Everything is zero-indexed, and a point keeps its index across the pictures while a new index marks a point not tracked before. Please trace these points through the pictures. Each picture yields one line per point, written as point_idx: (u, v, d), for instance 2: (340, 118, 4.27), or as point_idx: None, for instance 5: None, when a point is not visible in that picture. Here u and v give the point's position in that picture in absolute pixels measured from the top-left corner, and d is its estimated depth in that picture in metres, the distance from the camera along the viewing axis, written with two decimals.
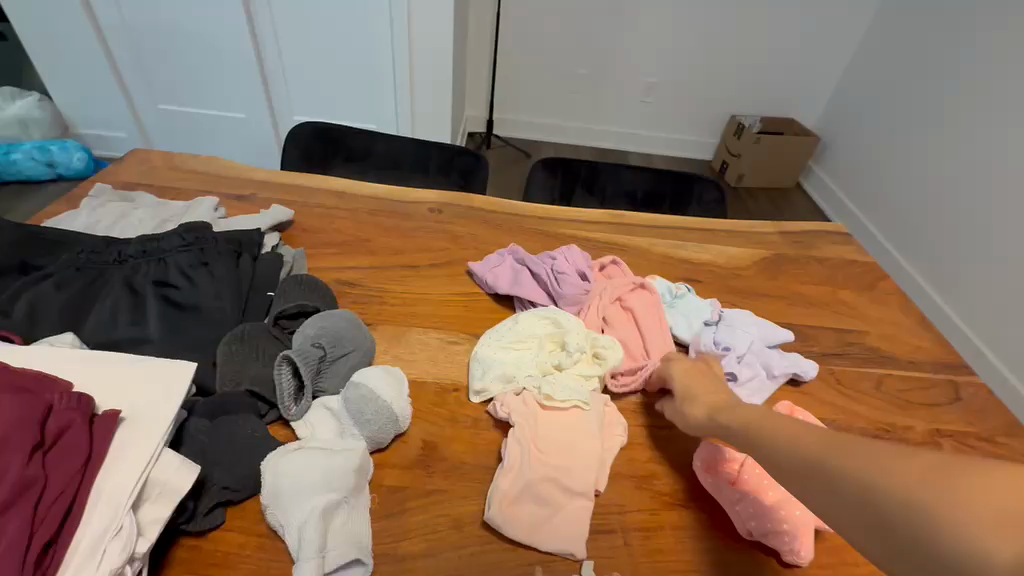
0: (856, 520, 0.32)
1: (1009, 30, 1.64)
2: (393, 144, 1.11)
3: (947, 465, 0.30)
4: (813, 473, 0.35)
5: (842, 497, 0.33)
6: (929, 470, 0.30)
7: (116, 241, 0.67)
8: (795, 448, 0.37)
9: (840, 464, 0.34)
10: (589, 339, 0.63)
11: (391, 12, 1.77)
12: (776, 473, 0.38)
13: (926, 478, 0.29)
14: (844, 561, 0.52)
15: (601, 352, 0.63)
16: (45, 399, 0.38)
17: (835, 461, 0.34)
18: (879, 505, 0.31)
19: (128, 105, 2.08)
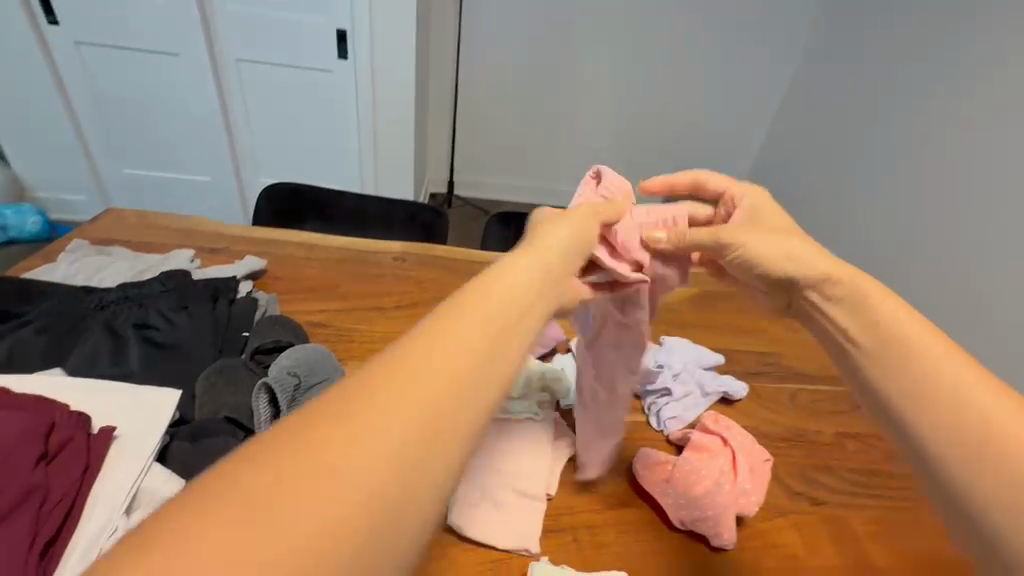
0: (888, 424, 0.42)
1: None
2: (359, 202, 1.21)
3: (990, 421, 0.36)
4: (894, 392, 0.41)
5: (891, 408, 0.41)
6: (971, 419, 0.37)
7: (97, 290, 0.72)
8: (920, 368, 0.41)
9: (899, 385, 0.41)
10: (538, 371, 0.66)
11: (355, 82, 1.93)
12: (887, 362, 0.42)
13: (963, 426, 0.37)
14: (761, 543, 0.59)
15: (548, 383, 0.66)
16: (47, 418, 0.43)
17: (895, 381, 0.41)
18: (911, 428, 0.39)
19: (90, 168, 2.12)
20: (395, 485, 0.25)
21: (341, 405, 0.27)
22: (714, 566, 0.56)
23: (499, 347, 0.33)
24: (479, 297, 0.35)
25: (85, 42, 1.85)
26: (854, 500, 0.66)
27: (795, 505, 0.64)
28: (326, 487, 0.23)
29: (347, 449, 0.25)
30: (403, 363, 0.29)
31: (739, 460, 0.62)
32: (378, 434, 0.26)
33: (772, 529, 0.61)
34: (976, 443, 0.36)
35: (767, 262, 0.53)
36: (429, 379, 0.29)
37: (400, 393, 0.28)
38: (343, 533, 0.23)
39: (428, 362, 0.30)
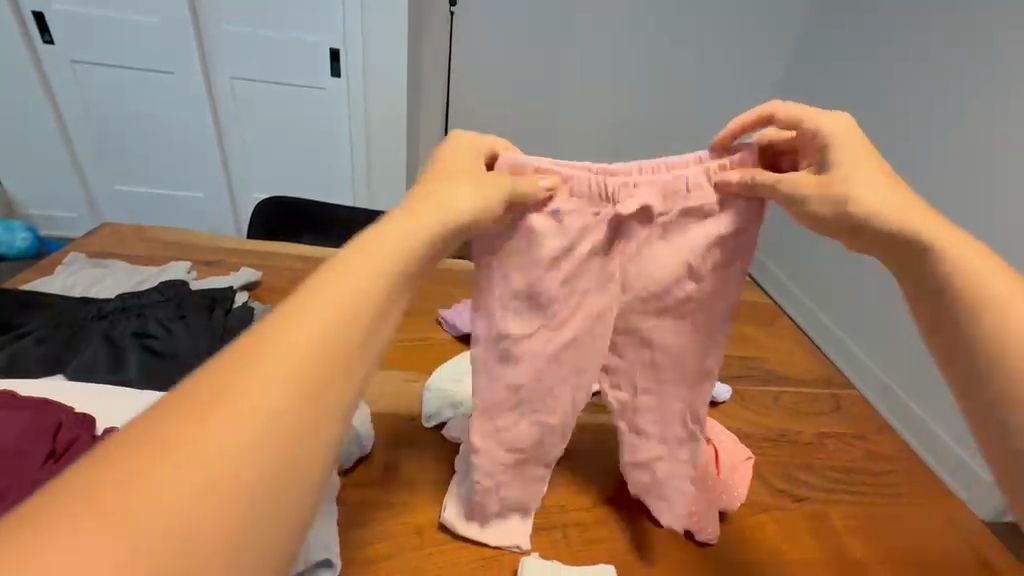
0: (927, 311, 0.41)
1: None
2: (353, 215, 1.23)
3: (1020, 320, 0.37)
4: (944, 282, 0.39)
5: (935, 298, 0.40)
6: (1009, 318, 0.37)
7: (96, 300, 0.73)
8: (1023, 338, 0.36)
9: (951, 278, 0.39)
10: None
11: (348, 99, 1.97)
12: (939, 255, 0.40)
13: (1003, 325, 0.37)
14: (744, 539, 0.61)
15: None
16: (54, 418, 0.46)
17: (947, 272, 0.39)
18: (956, 320, 0.39)
19: (82, 185, 2.12)
20: (259, 467, 0.27)
21: (195, 404, 0.28)
22: (699, 560, 0.58)
23: (360, 324, 0.34)
24: (336, 278, 0.34)
25: (79, 60, 1.88)
26: (835, 496, 0.69)
27: (777, 501, 0.66)
28: (186, 484, 0.25)
29: (202, 446, 0.26)
30: (255, 357, 0.30)
31: (721, 456, 0.65)
32: (233, 428, 0.27)
33: (754, 525, 0.63)
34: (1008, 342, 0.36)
35: (864, 207, 0.41)
36: (282, 367, 0.30)
37: (253, 386, 0.29)
38: (215, 517, 0.25)
39: (282, 351, 0.30)
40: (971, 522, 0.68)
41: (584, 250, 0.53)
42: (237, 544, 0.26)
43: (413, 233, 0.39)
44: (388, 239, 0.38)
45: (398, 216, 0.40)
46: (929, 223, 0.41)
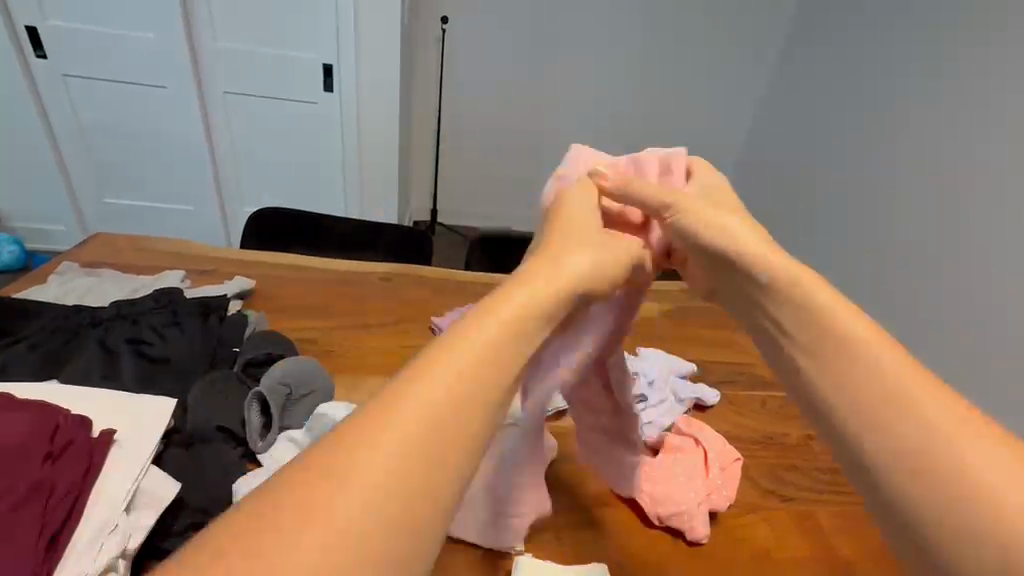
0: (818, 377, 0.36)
1: None
2: (346, 225, 1.24)
3: (905, 380, 0.33)
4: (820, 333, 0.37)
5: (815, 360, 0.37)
6: (892, 374, 0.33)
7: (88, 308, 0.73)
8: (837, 328, 0.36)
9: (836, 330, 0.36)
10: None
11: (341, 114, 1.99)
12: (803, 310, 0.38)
13: (888, 381, 0.33)
14: (735, 538, 0.62)
15: None
16: (53, 419, 0.47)
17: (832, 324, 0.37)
18: (845, 380, 0.34)
19: (71, 198, 2.11)
20: (402, 504, 0.26)
21: (363, 424, 0.28)
22: (691, 560, 0.59)
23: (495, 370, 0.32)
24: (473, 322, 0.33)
25: (71, 74, 1.89)
26: (823, 496, 0.70)
27: (766, 502, 0.68)
28: (340, 510, 0.24)
29: (362, 468, 0.26)
30: (411, 385, 0.29)
31: (711, 458, 0.67)
32: (384, 452, 0.27)
33: (745, 525, 0.64)
34: (900, 399, 0.32)
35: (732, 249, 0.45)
36: (425, 402, 0.29)
37: (404, 414, 0.28)
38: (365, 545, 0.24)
39: (431, 382, 0.29)
40: None
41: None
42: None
43: (547, 289, 0.37)
44: (523, 290, 0.36)
45: (537, 268, 0.39)
46: (788, 265, 0.41)
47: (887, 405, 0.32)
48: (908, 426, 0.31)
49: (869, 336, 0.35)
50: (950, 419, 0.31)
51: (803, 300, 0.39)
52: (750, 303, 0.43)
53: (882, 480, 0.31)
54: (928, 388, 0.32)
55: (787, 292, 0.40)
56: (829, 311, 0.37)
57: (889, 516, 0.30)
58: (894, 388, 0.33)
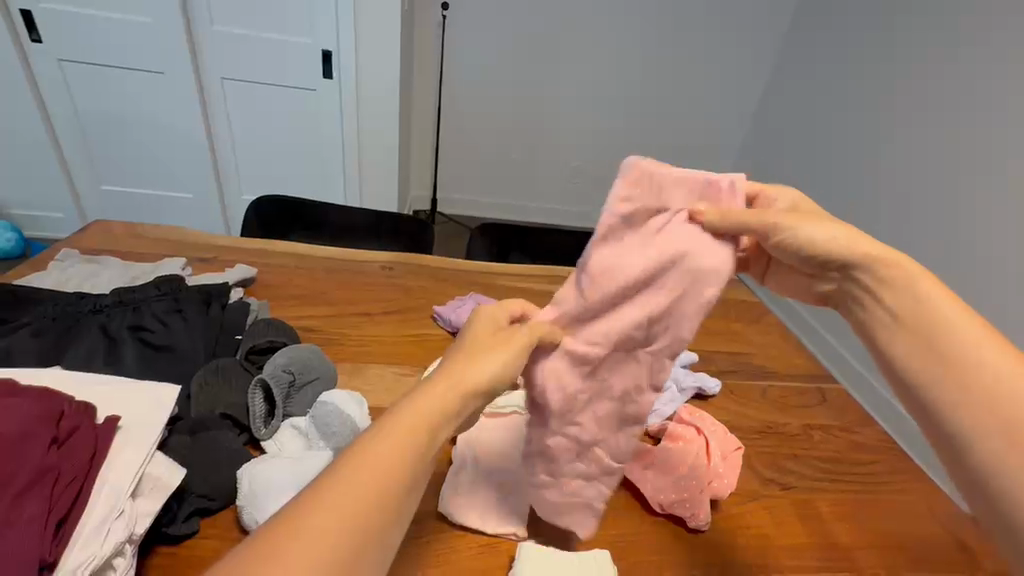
0: (918, 349, 0.41)
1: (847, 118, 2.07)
2: (345, 213, 1.24)
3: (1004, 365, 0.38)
4: (929, 313, 0.42)
5: (923, 335, 0.41)
6: (992, 360, 0.39)
7: (89, 295, 0.73)
8: (944, 314, 0.41)
9: (951, 315, 0.41)
10: None
11: (341, 102, 1.98)
12: (920, 293, 0.43)
13: (985, 363, 0.39)
14: (738, 526, 0.63)
15: None
16: (57, 406, 0.46)
17: (947, 310, 0.42)
18: (948, 355, 0.40)
19: (68, 186, 2.09)
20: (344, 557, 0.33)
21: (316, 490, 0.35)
22: (693, 547, 0.60)
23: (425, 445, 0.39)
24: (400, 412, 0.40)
25: (67, 59, 1.87)
26: (822, 484, 0.70)
27: (766, 490, 0.68)
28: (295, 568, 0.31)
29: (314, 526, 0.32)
30: (346, 468, 0.36)
31: (712, 446, 0.66)
32: (330, 521, 0.33)
33: (747, 513, 0.65)
34: (994, 379, 0.38)
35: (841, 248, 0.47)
36: (361, 481, 0.35)
37: (354, 480, 0.35)
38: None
39: (373, 457, 0.36)
40: (949, 510, 0.70)
41: (616, 275, 0.51)
42: None
43: (458, 381, 0.43)
44: (439, 384, 0.42)
45: (464, 352, 0.46)
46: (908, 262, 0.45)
47: (977, 386, 0.38)
48: (993, 403, 0.37)
49: (976, 327, 0.41)
50: None
51: (914, 290, 0.43)
52: (847, 293, 0.47)
53: (959, 445, 0.37)
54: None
55: (897, 284, 0.44)
56: (936, 300, 0.42)
57: (971, 476, 0.37)
58: (980, 372, 0.38)
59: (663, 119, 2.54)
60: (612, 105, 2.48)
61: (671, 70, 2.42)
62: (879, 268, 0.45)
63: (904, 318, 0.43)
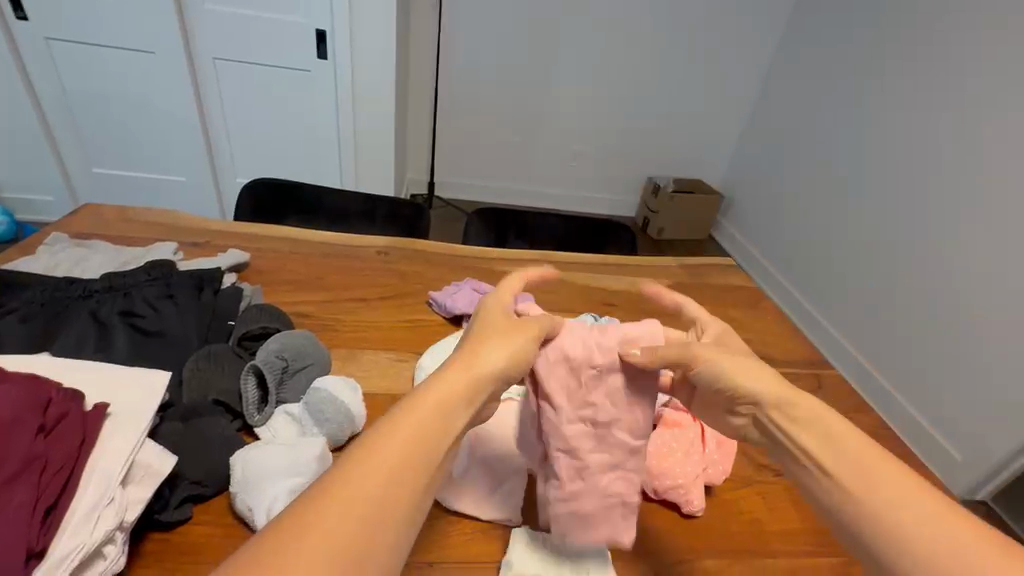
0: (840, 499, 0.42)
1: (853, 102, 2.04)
2: (340, 196, 1.22)
3: (916, 504, 0.39)
4: (836, 458, 0.44)
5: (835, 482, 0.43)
6: (902, 498, 0.40)
7: (79, 280, 0.72)
8: (850, 452, 0.43)
9: (852, 455, 0.43)
10: None
11: (336, 83, 1.94)
12: (820, 439, 0.45)
13: (898, 503, 0.40)
14: (732, 512, 0.63)
15: None
16: (44, 393, 0.46)
17: (848, 450, 0.44)
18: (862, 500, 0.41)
19: (59, 167, 2.06)
20: (356, 546, 0.33)
21: (325, 489, 0.35)
22: (687, 532, 0.60)
23: (431, 441, 0.40)
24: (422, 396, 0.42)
25: (56, 38, 1.82)
26: None
27: (761, 476, 0.68)
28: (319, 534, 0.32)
29: (325, 524, 0.33)
30: (372, 444, 0.38)
31: (707, 431, 0.66)
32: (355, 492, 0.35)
33: (741, 498, 0.65)
34: (915, 521, 0.39)
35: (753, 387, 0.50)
36: (385, 458, 0.37)
37: (363, 476, 0.36)
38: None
39: (383, 453, 0.37)
40: None
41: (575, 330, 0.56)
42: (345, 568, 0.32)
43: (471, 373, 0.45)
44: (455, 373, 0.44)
45: (466, 349, 0.47)
46: (803, 401, 0.48)
47: (903, 532, 0.39)
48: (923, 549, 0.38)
49: (880, 463, 0.42)
50: (958, 541, 0.37)
51: (818, 432, 0.46)
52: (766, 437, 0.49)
53: None
54: (934, 510, 0.39)
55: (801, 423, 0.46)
56: (838, 440, 0.44)
57: None
58: (896, 513, 0.39)
59: (663, 101, 2.51)
60: (613, 87, 2.44)
61: (673, 52, 2.38)
62: (789, 406, 0.48)
63: (821, 456, 0.44)
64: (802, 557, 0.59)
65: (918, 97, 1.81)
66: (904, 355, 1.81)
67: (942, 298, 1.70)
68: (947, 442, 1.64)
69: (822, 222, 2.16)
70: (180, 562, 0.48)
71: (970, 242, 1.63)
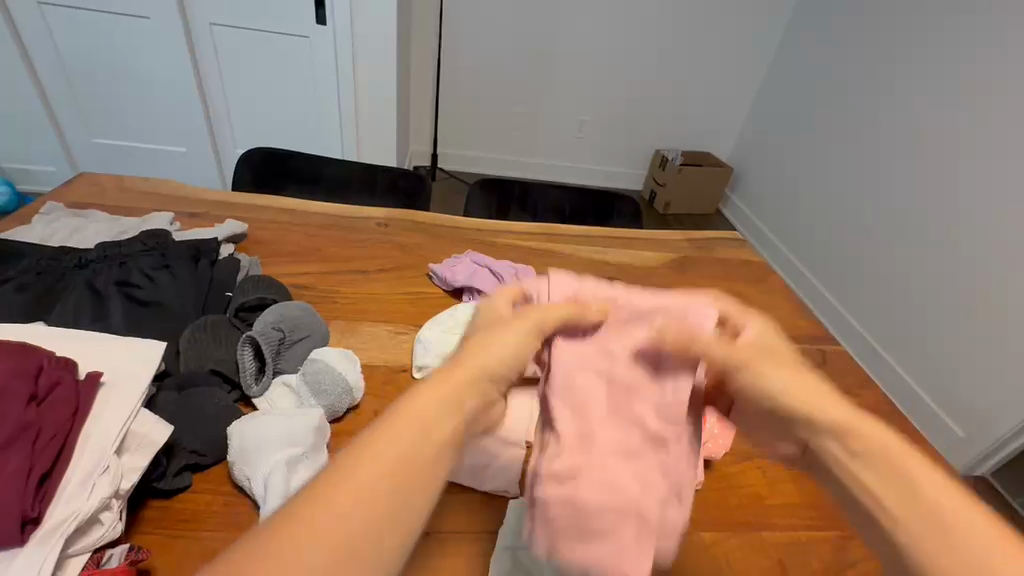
0: None
1: (873, 69, 1.95)
2: (340, 167, 1.20)
3: None
4: None
5: None
6: None
7: (75, 250, 0.71)
8: None
9: None
10: None
11: (336, 50, 1.87)
12: None
13: None
14: (732, 486, 0.63)
15: None
16: (36, 361, 0.45)
17: None
18: None
19: (58, 137, 2.04)
20: (378, 520, 0.29)
21: (347, 456, 0.31)
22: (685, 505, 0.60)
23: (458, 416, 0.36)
24: (454, 368, 0.38)
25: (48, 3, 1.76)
26: None
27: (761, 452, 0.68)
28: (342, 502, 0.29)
29: (350, 495, 0.29)
30: (401, 408, 0.34)
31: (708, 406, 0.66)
32: (383, 457, 0.31)
33: (740, 473, 0.65)
34: None
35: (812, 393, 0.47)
36: (414, 423, 0.34)
37: (386, 444, 0.32)
38: (343, 546, 0.28)
39: (409, 418, 0.34)
40: None
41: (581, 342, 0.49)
42: (365, 543, 0.28)
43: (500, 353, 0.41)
44: (491, 347, 0.41)
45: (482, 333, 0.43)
46: None
47: None
48: None
49: None
50: None
51: None
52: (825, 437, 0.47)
53: None
54: None
55: None
56: None
57: None
58: None
59: (674, 70, 2.43)
60: (620, 54, 2.35)
61: (685, 17, 2.29)
62: None
63: None
64: (800, 533, 0.59)
65: (941, 64, 1.72)
66: (909, 333, 1.79)
67: (950, 277, 1.67)
68: (949, 419, 1.64)
69: (831, 195, 2.11)
70: (181, 529, 0.48)
71: (984, 218, 1.59)
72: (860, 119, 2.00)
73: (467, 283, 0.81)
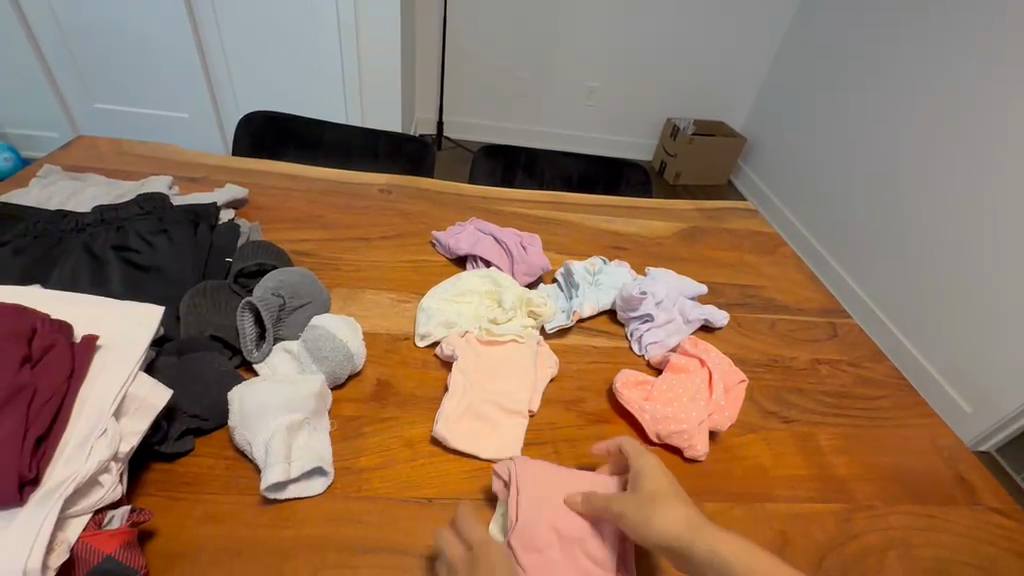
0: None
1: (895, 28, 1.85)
2: (343, 131, 1.16)
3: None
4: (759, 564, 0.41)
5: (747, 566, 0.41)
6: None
7: (73, 214, 0.70)
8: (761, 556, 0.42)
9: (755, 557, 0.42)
10: (524, 297, 0.70)
11: (338, 12, 1.80)
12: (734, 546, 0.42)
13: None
14: (734, 457, 0.62)
15: (535, 309, 0.70)
16: (29, 324, 0.45)
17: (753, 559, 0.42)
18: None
19: (59, 104, 2.00)
20: None
21: None
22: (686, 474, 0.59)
23: None
24: None
25: None
26: (824, 416, 0.69)
27: (767, 423, 0.67)
28: None
29: None
30: None
31: (714, 377, 0.65)
32: None
33: (745, 444, 0.64)
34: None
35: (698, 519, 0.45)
36: None
37: None
38: None
39: None
40: (954, 449, 0.69)
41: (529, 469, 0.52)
42: None
43: None
44: None
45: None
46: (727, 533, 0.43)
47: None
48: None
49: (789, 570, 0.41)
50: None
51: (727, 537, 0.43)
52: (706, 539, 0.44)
53: None
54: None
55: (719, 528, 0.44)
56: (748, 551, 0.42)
57: None
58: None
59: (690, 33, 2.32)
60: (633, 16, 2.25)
61: None
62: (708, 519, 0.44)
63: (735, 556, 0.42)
64: (802, 503, 0.59)
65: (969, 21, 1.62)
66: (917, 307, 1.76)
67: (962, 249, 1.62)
68: (956, 393, 1.63)
69: (842, 165, 2.05)
70: (183, 492, 0.49)
71: (1001, 192, 1.52)
72: (879, 81, 1.90)
73: (470, 250, 0.79)
